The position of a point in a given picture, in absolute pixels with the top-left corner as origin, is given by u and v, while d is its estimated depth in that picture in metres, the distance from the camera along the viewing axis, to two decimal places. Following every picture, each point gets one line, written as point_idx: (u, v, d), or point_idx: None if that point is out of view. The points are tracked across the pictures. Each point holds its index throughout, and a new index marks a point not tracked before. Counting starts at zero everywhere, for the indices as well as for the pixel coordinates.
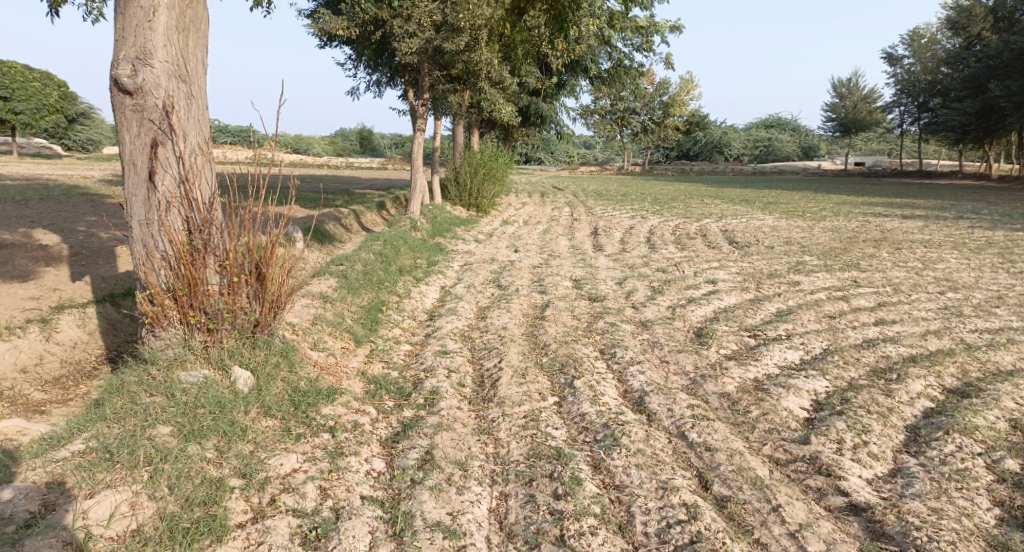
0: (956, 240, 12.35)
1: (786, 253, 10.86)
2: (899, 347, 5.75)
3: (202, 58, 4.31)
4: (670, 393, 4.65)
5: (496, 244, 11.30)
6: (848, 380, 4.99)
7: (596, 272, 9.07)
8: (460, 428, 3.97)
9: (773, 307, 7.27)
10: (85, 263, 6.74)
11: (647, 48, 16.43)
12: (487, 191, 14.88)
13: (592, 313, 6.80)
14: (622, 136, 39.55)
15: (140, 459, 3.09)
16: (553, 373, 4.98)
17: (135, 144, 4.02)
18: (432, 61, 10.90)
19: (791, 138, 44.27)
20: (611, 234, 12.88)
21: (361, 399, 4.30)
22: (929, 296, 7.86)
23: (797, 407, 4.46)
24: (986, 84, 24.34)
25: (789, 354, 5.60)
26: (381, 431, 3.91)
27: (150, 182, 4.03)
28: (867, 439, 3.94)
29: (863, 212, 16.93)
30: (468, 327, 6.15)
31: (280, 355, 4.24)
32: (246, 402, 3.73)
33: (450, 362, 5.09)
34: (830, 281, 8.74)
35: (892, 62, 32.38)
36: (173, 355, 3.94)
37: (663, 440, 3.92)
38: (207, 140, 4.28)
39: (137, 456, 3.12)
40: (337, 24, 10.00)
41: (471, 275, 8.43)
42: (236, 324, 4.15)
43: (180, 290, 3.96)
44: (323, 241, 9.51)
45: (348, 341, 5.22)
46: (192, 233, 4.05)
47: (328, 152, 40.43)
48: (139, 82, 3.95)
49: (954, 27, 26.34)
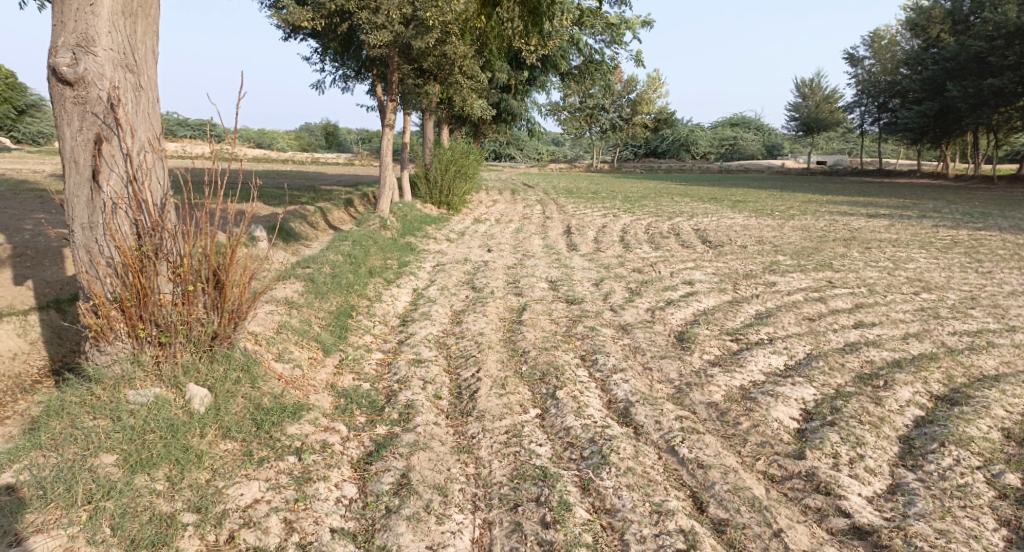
0: (923, 239, 12.44)
1: (760, 252, 10.80)
2: (882, 351, 5.64)
3: (152, 47, 3.96)
4: (656, 404, 4.44)
5: (468, 243, 11.01)
6: (836, 387, 4.85)
7: (572, 272, 8.87)
8: (438, 447, 3.71)
9: (752, 309, 7.13)
10: (31, 265, 6.29)
11: (617, 44, 16.25)
12: (458, 188, 14.55)
13: (570, 317, 6.59)
14: (591, 133, 39.52)
15: (78, 497, 2.78)
16: (534, 383, 4.74)
17: (76, 139, 3.65)
18: (402, 55, 10.59)
19: (756, 137, 44.82)
20: (583, 233, 12.70)
21: (330, 415, 4.01)
22: (904, 297, 7.81)
23: (787, 417, 4.29)
24: (943, 85, 24.79)
25: (774, 360, 5.44)
26: (352, 451, 3.62)
27: (93, 182, 3.67)
28: (863, 452, 3.78)
29: (830, 210, 17.06)
30: (443, 333, 5.86)
31: (241, 370, 3.93)
32: (202, 424, 3.42)
33: (425, 372, 4.81)
34: (806, 281, 8.67)
35: (854, 62, 32.94)
36: (120, 373, 3.60)
37: (652, 456, 3.71)
38: (158, 136, 3.94)
39: (74, 492, 2.80)
40: (302, 15, 9.57)
41: (443, 277, 8.15)
42: (192, 336, 3.82)
43: (128, 301, 3.62)
44: (288, 240, 9.13)
45: (316, 351, 4.91)
46: (142, 237, 3.71)
47: (292, 147, 39.60)
48: (81, 72, 3.60)
49: (914, 29, 26.83)
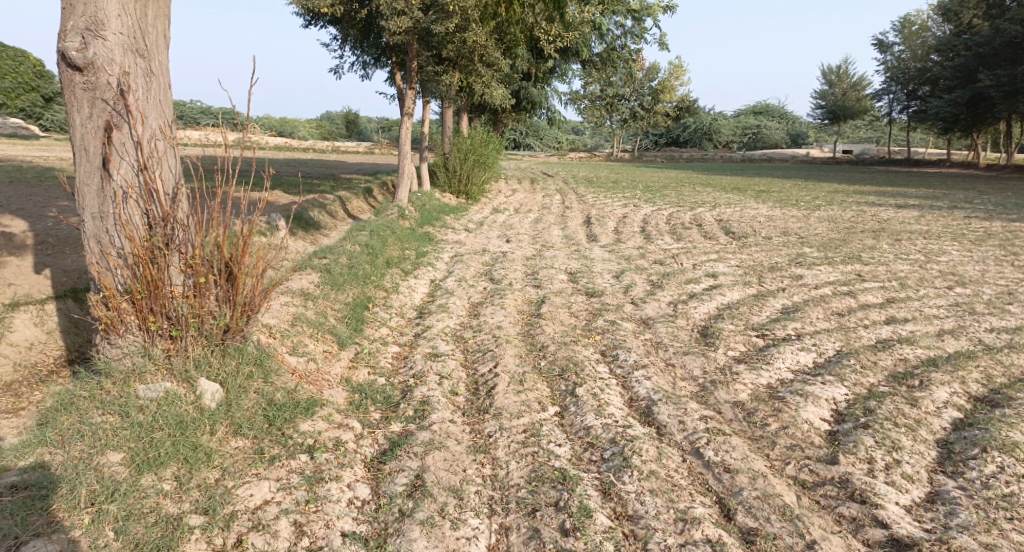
0: (955, 231, 12.07)
1: (785, 244, 10.54)
2: (916, 349, 5.41)
3: (163, 32, 3.86)
4: (680, 402, 4.29)
5: (487, 233, 10.88)
6: (868, 387, 4.65)
7: (592, 263, 8.72)
8: (453, 446, 3.59)
9: (778, 303, 6.93)
10: (51, 253, 6.27)
11: (639, 30, 15.95)
12: (477, 178, 14.42)
13: (591, 310, 6.44)
14: (611, 122, 39.13)
15: (80, 499, 2.71)
16: (553, 379, 4.61)
17: (86, 126, 3.57)
18: (421, 42, 10.44)
19: (780, 126, 44.08)
20: (604, 223, 12.50)
21: (344, 411, 3.91)
22: (937, 292, 7.54)
23: (818, 418, 4.11)
24: (976, 72, 24.08)
25: (802, 357, 5.25)
26: (366, 450, 3.52)
27: (104, 170, 3.59)
28: (899, 458, 3.60)
29: (856, 201, 16.66)
30: (460, 326, 5.74)
31: (254, 363, 3.83)
32: (212, 421, 3.32)
33: (441, 367, 4.70)
34: (834, 274, 8.42)
35: (883, 48, 32.18)
36: (131, 367, 3.52)
37: (677, 459, 3.56)
38: (170, 123, 3.84)
39: (77, 494, 2.73)
40: (321, 1, 9.45)
41: (461, 268, 8.03)
42: (204, 330, 3.74)
43: (139, 293, 3.54)
44: (306, 230, 9.07)
45: (331, 344, 4.81)
46: (153, 228, 3.62)
47: (313, 135, 39.70)
48: (90, 56, 3.50)
49: (946, 15, 26.12)
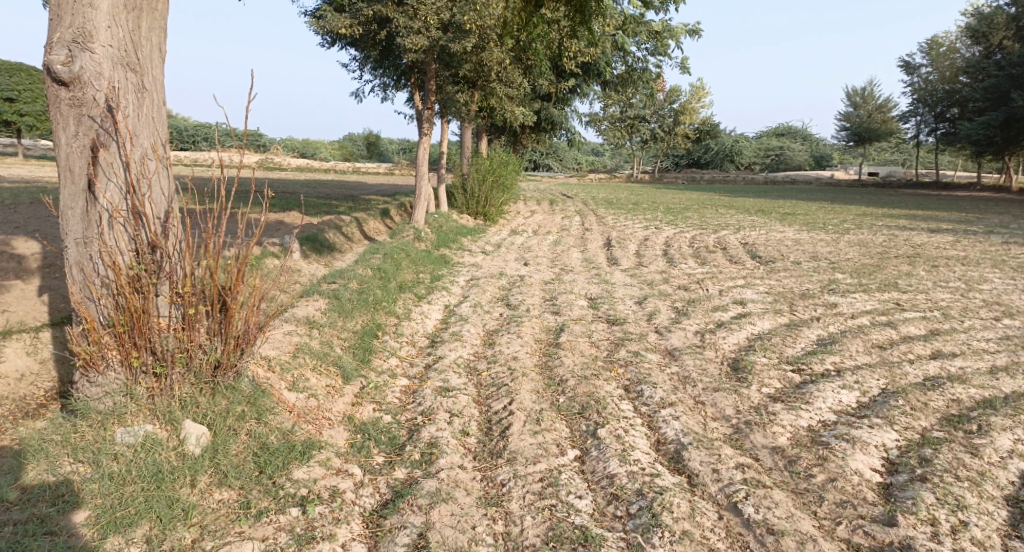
0: (995, 257, 11.52)
1: (816, 269, 10.10)
2: (969, 389, 4.96)
3: (159, 46, 3.63)
4: (712, 447, 3.89)
5: (504, 256, 10.57)
6: (921, 432, 4.24)
7: (613, 289, 8.36)
8: (462, 497, 3.24)
9: (813, 334, 6.51)
10: (59, 275, 6.07)
11: (661, 52, 15.70)
12: (495, 199, 14.18)
13: (612, 340, 6.07)
14: (631, 143, 38.82)
15: None
16: (572, 419, 4.24)
17: (72, 145, 3.34)
18: (439, 62, 10.24)
19: (803, 148, 43.49)
20: (625, 246, 12.13)
21: (344, 455, 3.58)
22: (983, 324, 7.06)
23: (868, 469, 3.71)
24: (1008, 94, 23.46)
25: (844, 396, 4.83)
26: (365, 501, 3.19)
27: (89, 193, 3.35)
28: (967, 519, 3.19)
29: (886, 224, 16.14)
30: (474, 357, 5.40)
31: (247, 402, 3.54)
32: (194, 470, 3.04)
33: (452, 403, 4.34)
34: (870, 302, 7.97)
35: (909, 70, 31.70)
36: (111, 407, 3.26)
37: (712, 516, 3.19)
38: (163, 142, 3.59)
39: None
40: (339, 22, 9.34)
41: (477, 292, 7.71)
42: (191, 366, 3.46)
43: (121, 326, 3.28)
44: (320, 251, 8.84)
45: (335, 378, 4.49)
46: (140, 255, 3.37)
47: (335, 156, 39.96)
48: (76, 71, 3.28)
49: (975, 36, 25.57)
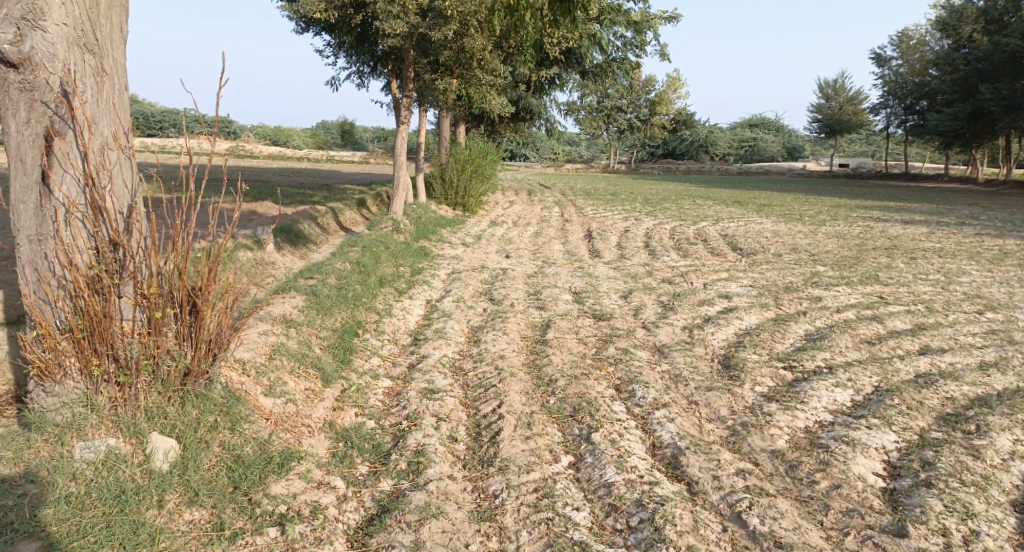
0: (970, 249, 11.60)
1: (797, 261, 10.06)
2: (963, 386, 4.89)
3: (119, 25, 3.35)
4: (711, 452, 3.74)
5: (485, 248, 10.35)
6: (919, 432, 4.14)
7: (597, 282, 8.21)
8: (453, 512, 3.06)
9: (801, 329, 6.41)
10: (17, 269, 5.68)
11: (640, 42, 15.56)
12: (474, 189, 13.94)
13: (600, 336, 5.90)
14: (608, 133, 38.70)
15: None
16: (564, 422, 4.06)
17: (23, 133, 3.06)
18: (417, 49, 9.93)
19: (776, 139, 43.85)
20: (606, 238, 11.98)
21: (325, 465, 3.36)
22: (967, 318, 7.03)
23: (871, 473, 3.59)
24: (976, 87, 23.75)
25: (838, 395, 4.71)
26: (350, 517, 2.99)
27: (43, 186, 3.09)
28: (977, 527, 3.10)
29: (862, 216, 16.22)
30: (459, 356, 5.19)
31: (220, 411, 3.32)
32: (161, 490, 2.84)
33: (439, 407, 4.13)
34: (854, 296, 7.92)
35: (880, 63, 32.00)
36: (68, 419, 3.02)
37: (716, 528, 3.05)
38: (126, 130, 3.32)
39: None
40: (313, 6, 8.95)
41: (459, 286, 7.49)
42: (159, 374, 3.22)
43: (80, 332, 3.04)
44: (295, 244, 8.53)
45: (315, 381, 4.25)
46: (100, 254, 3.12)
47: (307, 145, 39.28)
48: (27, 51, 2.99)
49: (944, 29, 25.84)
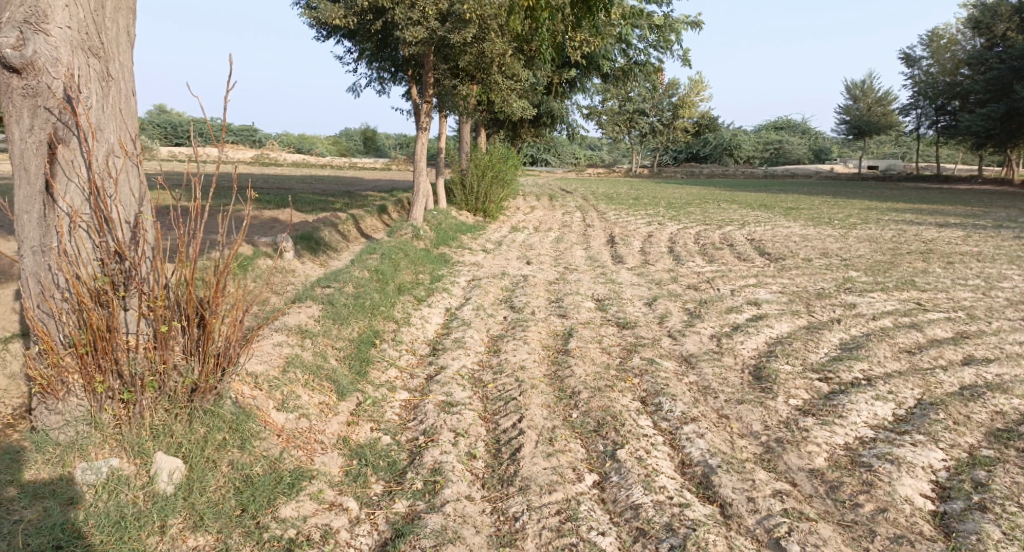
0: (1011, 253, 11.15)
1: (828, 266, 9.74)
2: (1013, 400, 4.59)
3: (126, 28, 3.25)
4: (744, 471, 3.52)
5: (505, 254, 10.18)
6: (968, 450, 3.87)
7: (620, 289, 8.00)
8: (470, 537, 2.89)
9: (836, 338, 6.14)
10: None
11: (663, 45, 15.30)
12: (495, 195, 13.79)
13: (624, 345, 5.69)
14: (630, 137, 38.40)
15: None
16: (588, 438, 3.87)
17: (26, 141, 2.97)
18: (438, 54, 9.82)
19: (802, 142, 43.17)
20: (629, 243, 11.75)
21: (338, 485, 3.21)
22: (1012, 325, 6.69)
23: (918, 494, 3.35)
24: (1012, 86, 23.02)
25: (878, 408, 4.46)
26: (362, 542, 2.83)
27: (47, 196, 3.00)
28: None
29: (894, 219, 15.76)
30: (478, 367, 5.01)
31: (229, 428, 3.19)
32: (163, 513, 2.71)
33: (457, 421, 3.97)
34: (890, 302, 7.60)
35: (910, 63, 31.29)
36: (71, 439, 2.92)
37: None
38: (133, 137, 3.22)
39: None
40: (332, 12, 8.88)
41: (479, 294, 7.33)
42: (165, 390, 3.10)
43: (83, 346, 2.93)
44: (314, 251, 8.44)
45: (329, 395, 4.12)
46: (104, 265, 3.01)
47: (330, 152, 39.57)
48: (30, 55, 2.90)
49: (977, 27, 25.10)
